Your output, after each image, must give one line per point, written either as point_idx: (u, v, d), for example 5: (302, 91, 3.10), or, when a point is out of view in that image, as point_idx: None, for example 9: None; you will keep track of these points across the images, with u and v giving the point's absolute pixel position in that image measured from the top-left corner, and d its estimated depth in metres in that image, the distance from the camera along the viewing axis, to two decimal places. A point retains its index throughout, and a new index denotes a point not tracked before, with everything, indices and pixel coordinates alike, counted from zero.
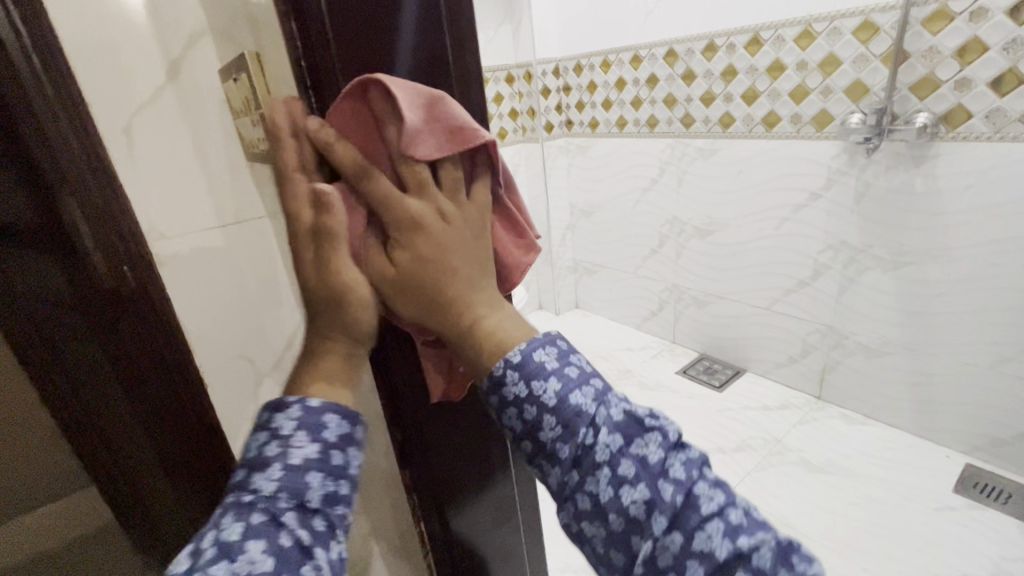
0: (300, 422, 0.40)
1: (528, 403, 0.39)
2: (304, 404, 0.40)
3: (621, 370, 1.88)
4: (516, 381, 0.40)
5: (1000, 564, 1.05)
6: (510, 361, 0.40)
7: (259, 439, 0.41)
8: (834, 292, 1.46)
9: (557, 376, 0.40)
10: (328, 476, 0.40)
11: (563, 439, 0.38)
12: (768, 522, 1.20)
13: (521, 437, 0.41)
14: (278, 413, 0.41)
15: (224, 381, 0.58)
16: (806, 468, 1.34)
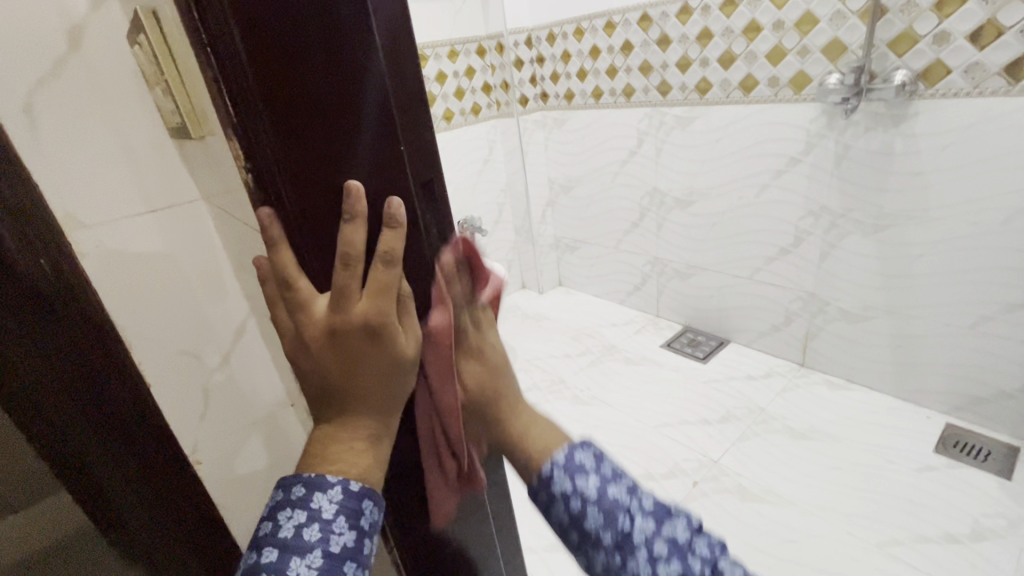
0: (342, 508, 0.39)
1: (572, 497, 0.47)
2: (345, 487, 0.40)
3: (606, 346, 1.87)
4: (562, 476, 0.47)
5: (980, 520, 1.06)
6: (555, 462, 0.48)
7: (294, 518, 0.39)
8: (815, 258, 1.45)
9: (595, 473, 0.48)
10: (360, 566, 0.40)
11: (605, 526, 0.45)
12: (753, 491, 1.20)
13: (568, 529, 0.48)
14: (317, 493, 0.39)
15: (170, 379, 0.54)
16: (791, 435, 1.34)
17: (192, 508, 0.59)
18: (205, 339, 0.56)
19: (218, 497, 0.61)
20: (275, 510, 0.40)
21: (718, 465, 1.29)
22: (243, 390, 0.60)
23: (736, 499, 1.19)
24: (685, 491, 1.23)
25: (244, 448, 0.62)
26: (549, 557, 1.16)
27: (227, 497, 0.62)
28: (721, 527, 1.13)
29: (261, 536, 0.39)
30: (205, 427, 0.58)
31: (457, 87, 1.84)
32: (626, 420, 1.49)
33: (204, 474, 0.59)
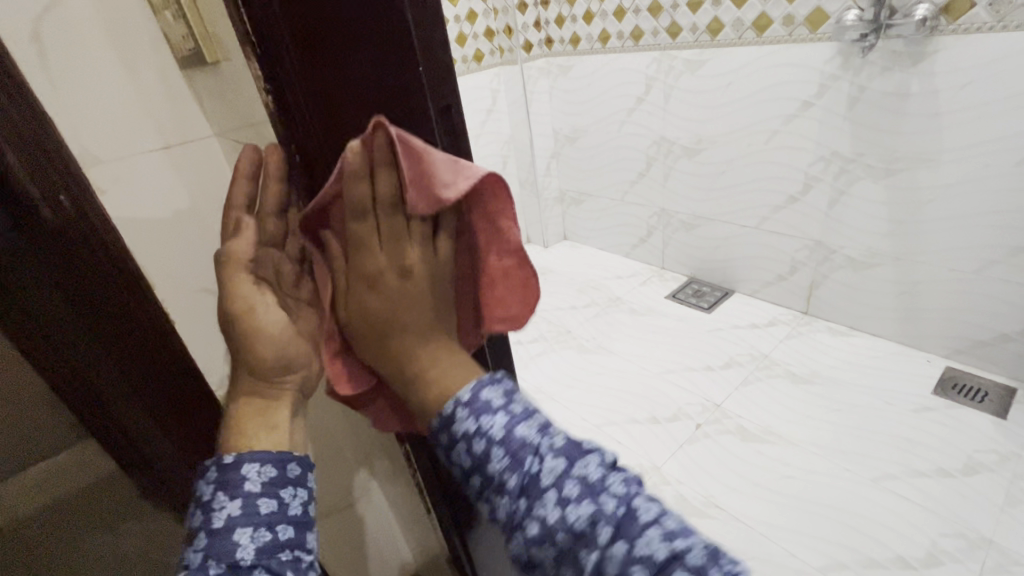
0: (217, 483, 0.40)
1: (476, 437, 0.36)
2: (218, 463, 0.41)
3: (611, 298, 1.88)
4: (464, 417, 0.37)
5: (973, 456, 1.10)
6: (458, 399, 0.38)
7: (193, 512, 0.41)
8: (824, 205, 1.44)
9: (504, 411, 0.37)
10: (259, 528, 0.39)
11: (509, 468, 0.35)
12: (754, 432, 1.24)
13: (470, 472, 0.38)
14: (201, 481, 0.41)
15: (192, 315, 0.55)
16: (792, 379, 1.37)
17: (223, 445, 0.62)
18: (224, 278, 0.57)
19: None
20: (205, 487, 0.42)
21: (720, 408, 1.32)
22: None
23: (738, 439, 1.23)
24: (688, 432, 1.27)
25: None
26: None
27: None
28: (722, 464, 1.17)
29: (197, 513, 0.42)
30: (232, 363, 0.60)
31: (460, 33, 1.79)
32: (631, 367, 1.52)
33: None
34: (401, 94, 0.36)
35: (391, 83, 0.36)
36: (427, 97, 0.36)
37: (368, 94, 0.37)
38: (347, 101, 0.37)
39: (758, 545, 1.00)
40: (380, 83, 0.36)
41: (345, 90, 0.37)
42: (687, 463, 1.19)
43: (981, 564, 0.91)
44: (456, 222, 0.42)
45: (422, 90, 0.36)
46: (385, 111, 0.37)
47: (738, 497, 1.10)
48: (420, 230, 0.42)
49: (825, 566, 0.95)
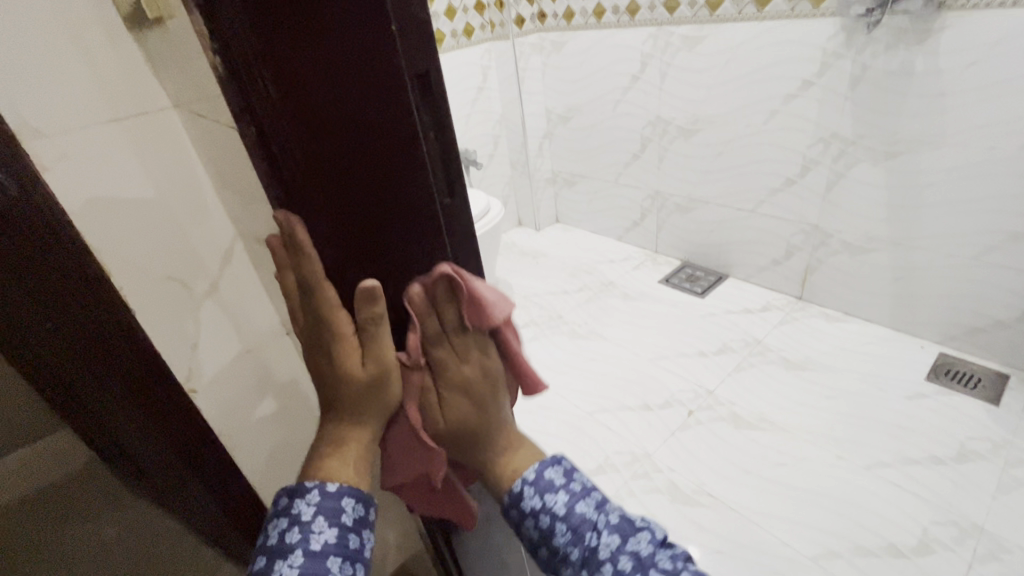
0: (319, 507, 0.41)
1: (542, 513, 0.46)
2: (321, 488, 0.42)
3: (603, 282, 1.85)
4: (531, 495, 0.47)
5: (966, 443, 1.09)
6: (525, 479, 0.48)
7: (279, 525, 0.42)
8: (822, 188, 1.41)
9: (564, 489, 0.47)
10: (346, 560, 0.41)
11: (572, 542, 0.44)
12: (747, 419, 1.23)
13: (538, 544, 0.47)
14: (297, 499, 0.42)
15: (155, 306, 0.51)
16: (786, 365, 1.36)
17: (196, 442, 0.58)
18: (192, 265, 0.52)
19: (221, 430, 0.60)
20: (267, 522, 0.43)
21: (713, 394, 1.31)
22: (237, 321, 0.58)
23: (731, 427, 1.21)
24: (680, 419, 1.25)
25: (242, 379, 0.61)
26: None
27: (233, 430, 0.62)
28: (715, 451, 1.16)
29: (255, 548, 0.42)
30: (202, 356, 0.56)
31: (449, 5, 1.71)
32: (623, 353, 1.50)
33: (205, 407, 0.58)
34: (367, 61, 0.32)
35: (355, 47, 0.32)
36: (401, 61, 0.33)
37: (324, 65, 0.32)
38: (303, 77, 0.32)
39: (749, 533, 0.99)
40: (338, 51, 0.31)
41: (302, 67, 0.32)
42: (679, 450, 1.17)
43: (972, 552, 0.91)
44: (435, 202, 0.39)
45: (394, 52, 0.32)
46: (346, 83, 0.32)
47: (730, 485, 1.08)
48: (397, 212, 0.38)
49: (817, 554, 0.94)
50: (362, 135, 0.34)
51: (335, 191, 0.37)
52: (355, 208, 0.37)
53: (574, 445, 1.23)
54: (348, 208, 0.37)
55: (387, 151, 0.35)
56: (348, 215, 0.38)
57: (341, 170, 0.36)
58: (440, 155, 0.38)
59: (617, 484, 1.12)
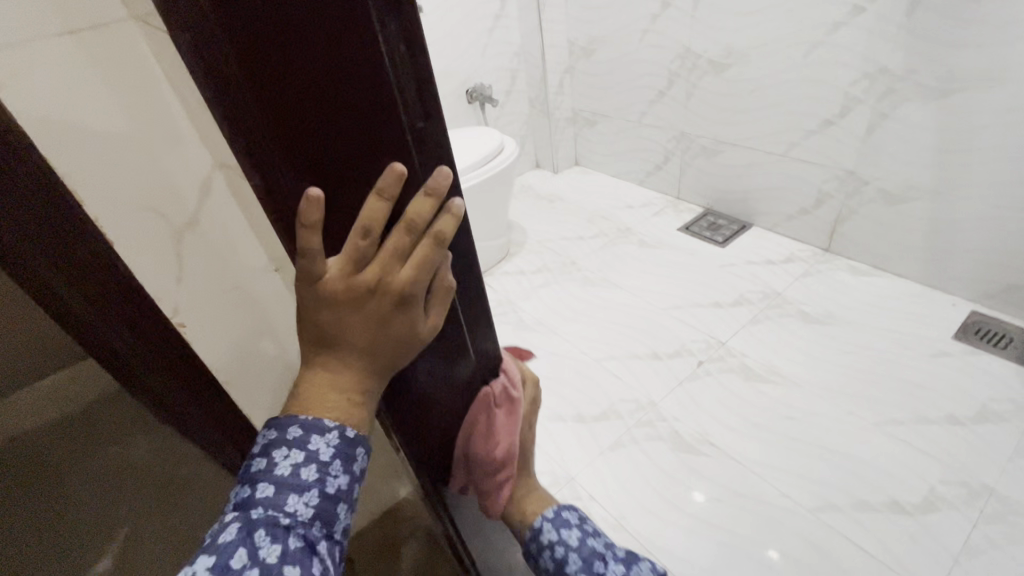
0: (338, 449, 0.42)
1: None
2: (342, 432, 0.42)
3: (620, 228, 1.79)
4: None
5: (987, 405, 1.05)
6: None
7: (292, 457, 0.41)
8: (861, 130, 1.29)
9: None
10: (349, 507, 0.44)
11: None
12: (758, 371, 1.20)
13: None
14: (313, 435, 0.41)
15: (134, 240, 0.49)
16: (804, 319, 1.31)
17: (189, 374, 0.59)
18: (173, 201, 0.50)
19: (217, 368, 0.61)
20: (270, 448, 0.41)
21: (725, 346, 1.28)
22: (226, 260, 0.56)
23: (740, 379, 1.19)
24: (689, 370, 1.23)
25: (235, 320, 0.60)
26: (551, 425, 1.16)
27: (227, 369, 0.62)
28: (722, 403, 1.14)
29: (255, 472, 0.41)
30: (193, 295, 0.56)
31: None
32: (635, 301, 1.46)
33: (199, 346, 0.59)
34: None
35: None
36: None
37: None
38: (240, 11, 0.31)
39: (749, 483, 0.98)
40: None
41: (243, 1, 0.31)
42: (685, 400, 1.16)
43: (979, 512, 0.89)
44: (405, 126, 0.37)
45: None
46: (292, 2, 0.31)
47: (734, 435, 1.07)
48: (368, 144, 0.37)
49: (817, 507, 0.93)
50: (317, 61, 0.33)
51: (293, 133, 0.36)
52: (319, 146, 0.36)
53: (580, 391, 1.23)
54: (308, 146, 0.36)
55: (350, 75, 0.34)
56: (312, 154, 0.37)
57: (296, 108, 0.35)
58: (410, 71, 0.36)
59: (619, 431, 1.12)
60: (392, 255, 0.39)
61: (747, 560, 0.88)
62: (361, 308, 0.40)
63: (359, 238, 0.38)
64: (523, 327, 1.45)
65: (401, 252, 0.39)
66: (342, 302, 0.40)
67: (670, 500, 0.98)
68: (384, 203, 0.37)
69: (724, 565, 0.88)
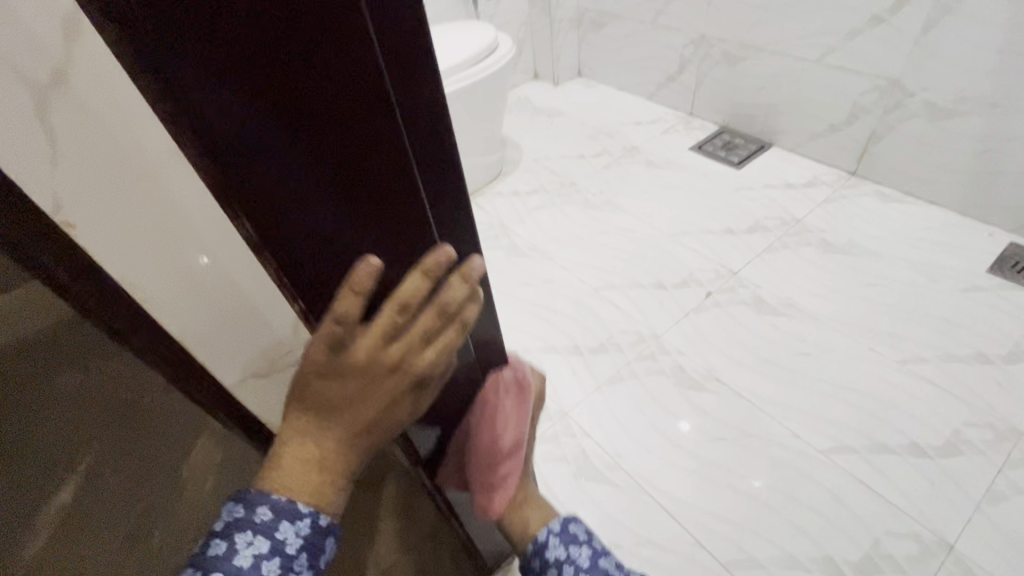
0: (308, 542, 0.37)
1: None
2: (315, 521, 0.37)
3: (626, 147, 1.62)
4: None
5: (1020, 343, 0.96)
6: None
7: (254, 546, 0.36)
8: (915, 29, 1.11)
9: None
10: None
11: None
12: (772, 304, 1.10)
13: None
14: (282, 526, 0.36)
15: None
16: (825, 248, 1.19)
17: None
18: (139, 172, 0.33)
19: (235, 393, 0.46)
20: (230, 528, 0.36)
21: (737, 276, 1.17)
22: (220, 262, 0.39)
23: (752, 311, 1.09)
24: (696, 301, 1.13)
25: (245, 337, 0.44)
26: (544, 358, 1.07)
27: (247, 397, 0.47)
28: (731, 337, 1.05)
29: (205, 558, 0.35)
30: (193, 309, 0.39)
31: None
32: (640, 226, 1.33)
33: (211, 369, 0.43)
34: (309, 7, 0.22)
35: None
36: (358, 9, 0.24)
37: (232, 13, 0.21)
38: (187, 41, 0.22)
39: (758, 422, 0.91)
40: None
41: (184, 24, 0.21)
42: (691, 334, 1.06)
43: (1005, 457, 0.82)
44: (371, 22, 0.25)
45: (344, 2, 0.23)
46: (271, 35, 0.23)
47: (743, 371, 0.99)
48: (363, 196, 0.30)
49: (830, 448, 0.86)
50: (304, 107, 0.25)
51: (262, 186, 0.27)
52: (294, 197, 0.28)
53: (576, 322, 1.13)
54: (278, 200, 0.28)
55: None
56: (286, 211, 0.29)
57: (268, 154, 0.26)
58: None
59: (618, 364, 1.03)
60: (420, 338, 0.36)
61: (751, 501, 0.82)
62: (378, 390, 0.36)
63: (394, 313, 0.34)
64: (516, 253, 1.32)
65: (431, 335, 0.36)
66: (354, 379, 0.35)
67: (671, 438, 0.91)
68: (428, 283, 0.34)
69: (726, 507, 0.82)
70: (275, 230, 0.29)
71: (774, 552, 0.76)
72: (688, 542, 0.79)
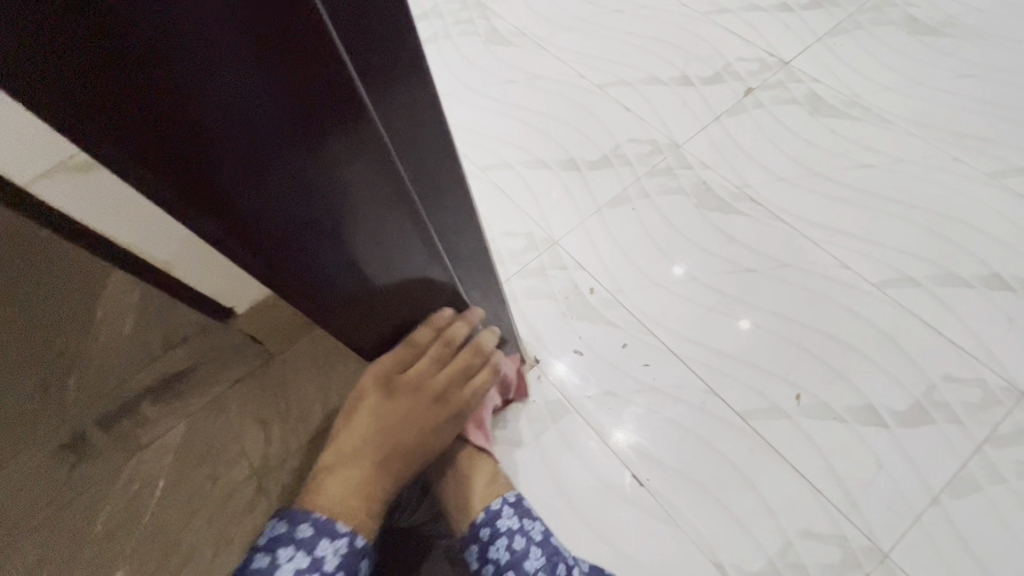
0: (341, 560, 0.49)
1: (517, 534, 0.53)
2: (349, 541, 0.49)
3: None
4: (509, 516, 0.54)
5: None
6: (507, 499, 0.55)
7: (295, 561, 0.46)
8: None
9: (539, 523, 0.55)
10: None
11: (543, 566, 0.52)
12: (830, 103, 0.83)
13: (502, 567, 0.52)
14: (323, 544, 0.48)
15: None
16: (910, 28, 0.89)
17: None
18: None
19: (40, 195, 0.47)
20: (277, 546, 0.47)
21: (788, 68, 0.88)
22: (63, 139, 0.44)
23: (803, 113, 0.83)
24: (731, 100, 0.86)
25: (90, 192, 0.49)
26: (528, 177, 0.84)
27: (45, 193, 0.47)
28: (773, 147, 0.80)
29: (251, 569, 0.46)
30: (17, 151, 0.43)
31: None
32: (664, 1, 0.99)
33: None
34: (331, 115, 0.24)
35: (310, 86, 0.23)
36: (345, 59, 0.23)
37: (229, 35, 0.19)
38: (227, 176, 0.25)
39: (796, 250, 0.72)
40: (265, 40, 0.20)
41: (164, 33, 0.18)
42: (721, 142, 0.82)
43: None
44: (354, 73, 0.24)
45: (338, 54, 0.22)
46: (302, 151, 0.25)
47: (784, 189, 0.77)
48: (314, 213, 0.29)
49: (885, 281, 0.68)
50: (279, 131, 0.24)
51: (198, 179, 0.24)
52: (292, 236, 0.30)
53: (572, 130, 0.87)
54: (208, 192, 0.25)
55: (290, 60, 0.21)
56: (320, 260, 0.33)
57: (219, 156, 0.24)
58: None
59: (624, 182, 0.81)
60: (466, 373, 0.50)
61: (782, 346, 0.66)
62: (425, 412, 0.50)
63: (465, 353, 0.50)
64: (496, 41, 1.00)
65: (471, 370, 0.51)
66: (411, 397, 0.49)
67: (684, 270, 0.73)
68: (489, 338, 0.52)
69: (747, 349, 0.66)
70: (203, 215, 0.27)
71: (804, 400, 0.62)
72: (698, 389, 0.65)
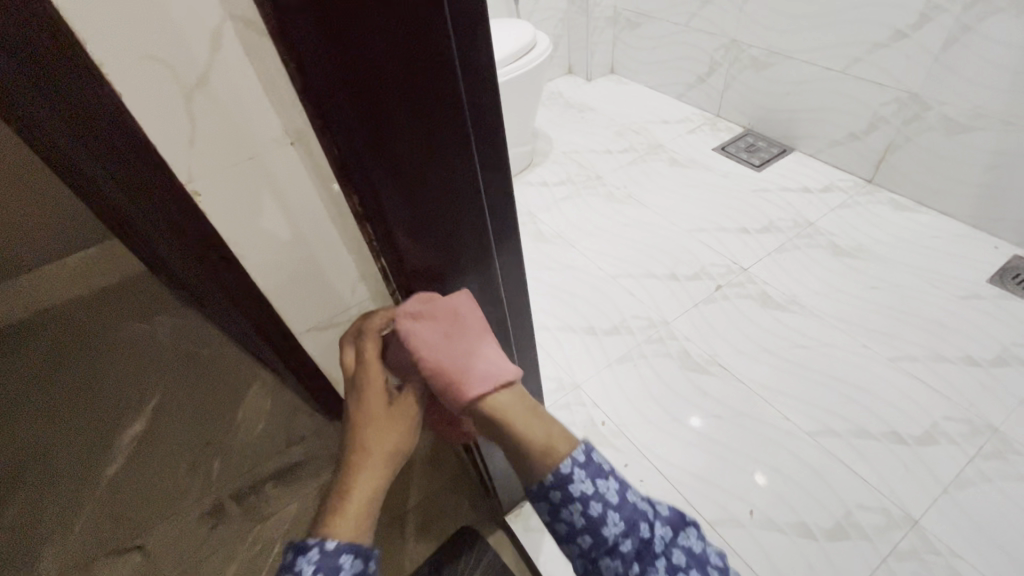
0: (318, 564, 0.43)
1: (592, 500, 0.46)
2: (320, 546, 0.44)
3: (652, 145, 1.69)
4: (581, 476, 0.47)
5: (1009, 348, 1.03)
6: (576, 459, 0.47)
7: None
8: (935, 48, 1.15)
9: (614, 475, 0.49)
10: None
11: (626, 533, 0.46)
12: (776, 300, 1.18)
13: (580, 530, 0.47)
14: (300, 556, 0.44)
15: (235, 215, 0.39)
16: (833, 251, 1.26)
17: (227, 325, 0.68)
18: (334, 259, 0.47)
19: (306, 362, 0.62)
20: None
21: (748, 273, 1.24)
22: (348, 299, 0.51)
23: (757, 305, 1.17)
24: (707, 293, 1.21)
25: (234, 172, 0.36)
26: (561, 338, 1.17)
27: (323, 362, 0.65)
28: (736, 329, 1.13)
29: None
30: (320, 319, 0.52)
31: None
32: (661, 220, 1.41)
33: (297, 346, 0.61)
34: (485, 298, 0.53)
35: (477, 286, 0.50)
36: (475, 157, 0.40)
37: (441, 147, 0.37)
38: None
39: (751, 405, 1.00)
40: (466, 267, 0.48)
41: (412, 152, 0.36)
42: (699, 323, 1.15)
43: (978, 449, 0.89)
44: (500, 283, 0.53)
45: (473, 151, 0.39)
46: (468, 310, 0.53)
47: (745, 360, 1.07)
48: (418, 227, 0.41)
49: (816, 431, 0.95)
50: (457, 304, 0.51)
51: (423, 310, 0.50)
52: None
53: (594, 306, 1.22)
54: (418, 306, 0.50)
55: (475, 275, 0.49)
56: None
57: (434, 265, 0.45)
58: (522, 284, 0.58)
59: (629, 346, 1.13)
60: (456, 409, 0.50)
61: (745, 477, 0.90)
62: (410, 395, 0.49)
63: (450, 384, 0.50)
64: (541, 240, 1.42)
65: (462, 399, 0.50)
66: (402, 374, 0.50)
67: (676, 416, 1.00)
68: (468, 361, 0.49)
69: (741, 487, 0.89)
70: None
71: (755, 515, 0.86)
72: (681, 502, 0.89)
